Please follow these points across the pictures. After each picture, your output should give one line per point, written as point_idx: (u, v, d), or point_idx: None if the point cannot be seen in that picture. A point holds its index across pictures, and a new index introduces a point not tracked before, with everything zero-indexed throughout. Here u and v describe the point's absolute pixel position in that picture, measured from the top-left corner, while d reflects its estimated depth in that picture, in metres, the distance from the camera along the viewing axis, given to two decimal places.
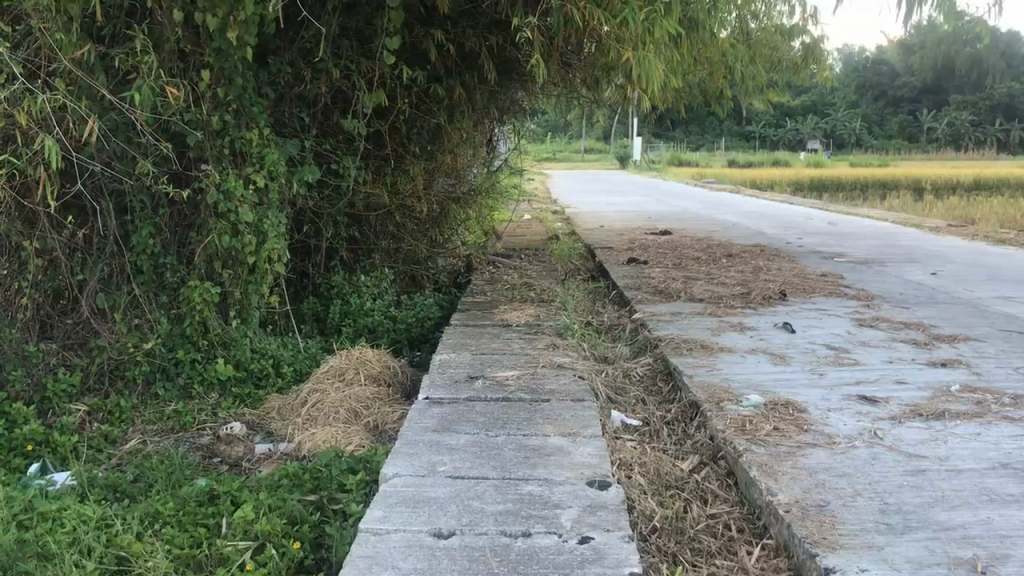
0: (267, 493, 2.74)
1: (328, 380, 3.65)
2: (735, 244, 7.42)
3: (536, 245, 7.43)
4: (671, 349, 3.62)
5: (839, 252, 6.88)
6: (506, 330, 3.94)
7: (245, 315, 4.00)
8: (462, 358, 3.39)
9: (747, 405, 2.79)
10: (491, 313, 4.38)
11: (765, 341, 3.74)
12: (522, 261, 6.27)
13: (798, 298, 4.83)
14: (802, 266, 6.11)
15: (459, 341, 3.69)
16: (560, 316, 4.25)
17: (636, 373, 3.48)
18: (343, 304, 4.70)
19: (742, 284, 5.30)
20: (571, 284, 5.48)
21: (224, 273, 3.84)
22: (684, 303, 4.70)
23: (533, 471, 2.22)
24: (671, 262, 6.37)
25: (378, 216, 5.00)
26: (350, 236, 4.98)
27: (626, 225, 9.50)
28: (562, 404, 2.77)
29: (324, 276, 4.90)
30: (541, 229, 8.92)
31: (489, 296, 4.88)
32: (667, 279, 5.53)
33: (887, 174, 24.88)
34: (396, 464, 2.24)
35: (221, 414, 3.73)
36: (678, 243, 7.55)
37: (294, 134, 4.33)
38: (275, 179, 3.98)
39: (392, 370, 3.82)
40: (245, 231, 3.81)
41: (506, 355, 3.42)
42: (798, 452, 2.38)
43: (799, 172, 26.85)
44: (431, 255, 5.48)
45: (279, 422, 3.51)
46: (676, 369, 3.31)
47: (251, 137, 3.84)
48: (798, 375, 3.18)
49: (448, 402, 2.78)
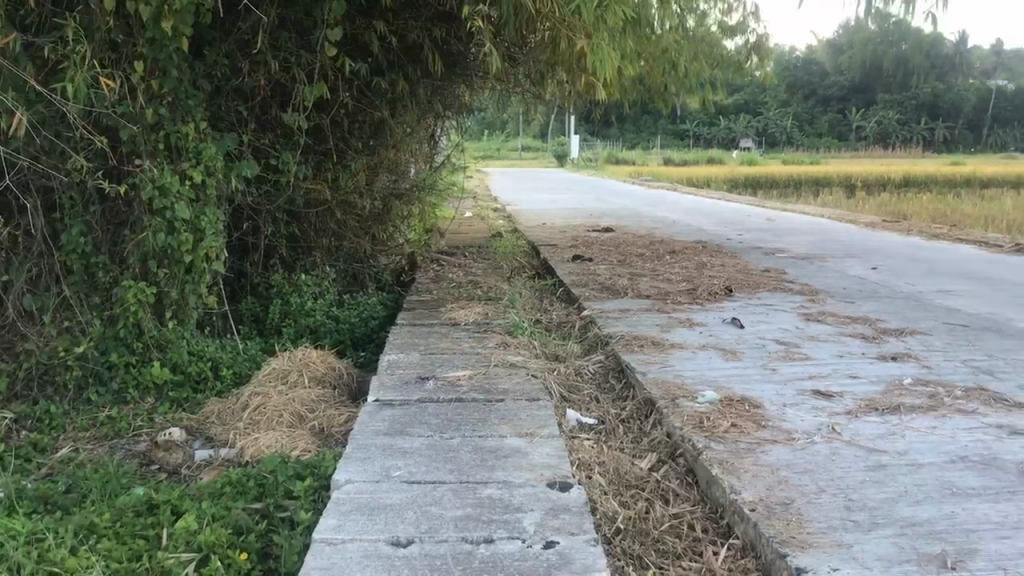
0: (210, 502, 2.62)
1: (270, 383, 3.52)
2: (677, 241, 7.45)
3: (479, 243, 7.35)
4: (623, 346, 3.58)
5: (779, 248, 6.94)
6: (454, 329, 3.85)
7: (182, 317, 3.85)
8: (411, 358, 3.30)
9: (704, 401, 2.75)
10: (438, 312, 4.29)
11: (716, 336, 3.72)
12: (466, 259, 6.18)
13: (744, 293, 4.84)
14: (745, 261, 6.14)
15: (407, 341, 3.61)
16: (509, 314, 4.18)
17: (589, 371, 3.43)
18: (283, 304, 4.58)
19: (688, 280, 5.29)
20: (517, 282, 5.42)
21: (160, 273, 3.69)
22: (632, 299, 4.67)
23: (492, 474, 2.15)
24: (615, 259, 6.35)
25: (320, 214, 4.88)
26: (290, 234, 4.85)
27: (567, 223, 9.49)
28: (517, 404, 2.71)
29: (263, 275, 4.77)
30: (483, 227, 8.84)
31: (434, 294, 4.79)
32: (613, 275, 5.50)
33: (819, 171, 25.37)
34: (348, 470, 2.14)
35: (159, 419, 3.57)
36: (621, 240, 7.54)
37: (232, 128, 4.18)
38: (213, 175, 3.83)
39: (337, 371, 3.70)
40: (182, 228, 3.67)
41: (456, 354, 3.34)
42: (758, 449, 2.35)
43: (733, 170, 27.24)
44: (374, 253, 5.37)
45: (220, 427, 3.39)
46: (629, 366, 3.27)
47: (187, 131, 3.69)
48: (751, 371, 3.16)
49: (400, 404, 2.69)
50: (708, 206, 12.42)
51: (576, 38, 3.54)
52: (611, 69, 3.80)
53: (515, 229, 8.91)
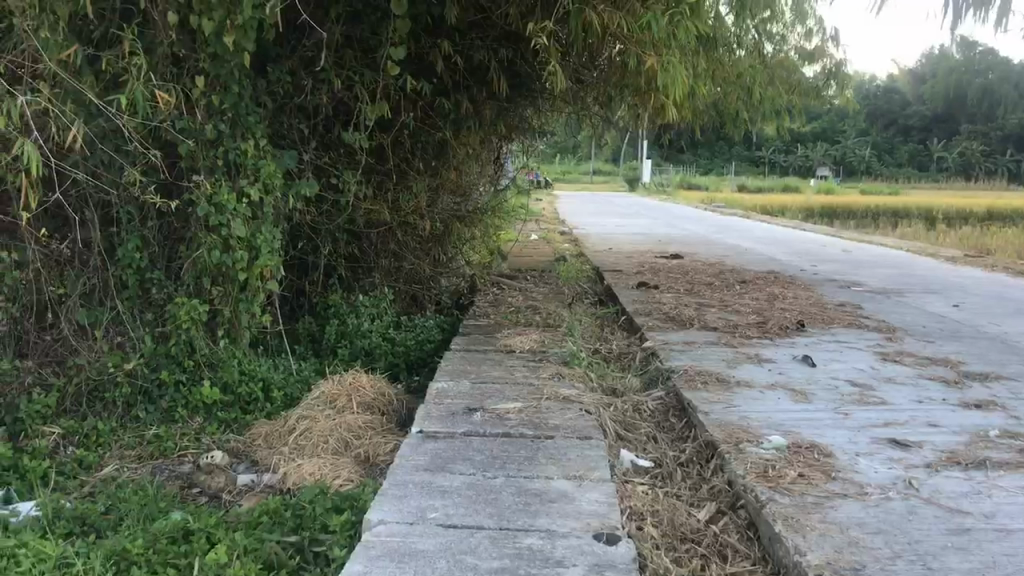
0: (244, 533, 2.52)
1: (318, 407, 3.42)
2: (748, 271, 7.20)
3: (543, 267, 7.22)
4: (685, 382, 3.40)
5: (856, 281, 6.65)
6: (508, 357, 3.71)
7: (235, 336, 3.79)
8: (462, 387, 3.18)
9: (769, 447, 2.57)
10: (494, 338, 4.16)
11: (785, 375, 3.51)
12: (529, 284, 6.06)
13: (817, 329, 4.61)
14: (819, 294, 5.89)
15: (459, 368, 3.48)
16: (567, 343, 4.03)
17: (647, 408, 3.26)
18: (339, 325, 4.50)
19: (757, 313, 5.06)
20: (579, 309, 5.26)
21: (214, 290, 3.63)
22: (697, 331, 4.48)
23: (534, 521, 2.00)
24: (682, 288, 6.14)
25: (379, 234, 4.81)
26: (350, 254, 4.79)
27: (635, 249, 9.29)
28: (568, 442, 2.56)
29: (321, 294, 4.71)
30: (548, 251, 8.70)
31: (491, 319, 4.66)
32: (679, 305, 5.31)
33: (898, 202, 24.65)
34: (382, 509, 2.02)
35: (205, 440, 3.50)
36: (689, 268, 7.33)
37: (293, 145, 4.13)
38: (270, 192, 3.78)
39: (386, 397, 3.58)
40: (237, 246, 3.61)
41: (508, 385, 3.20)
42: (827, 504, 2.15)
43: (809, 198, 26.67)
44: (435, 275, 5.27)
45: (265, 450, 3.31)
46: (690, 405, 3.10)
47: (246, 148, 3.64)
48: (821, 414, 2.96)
49: (444, 437, 2.56)
50: (782, 235, 12.08)
51: (645, 58, 3.38)
52: (684, 87, 3.65)
53: (581, 253, 8.75)
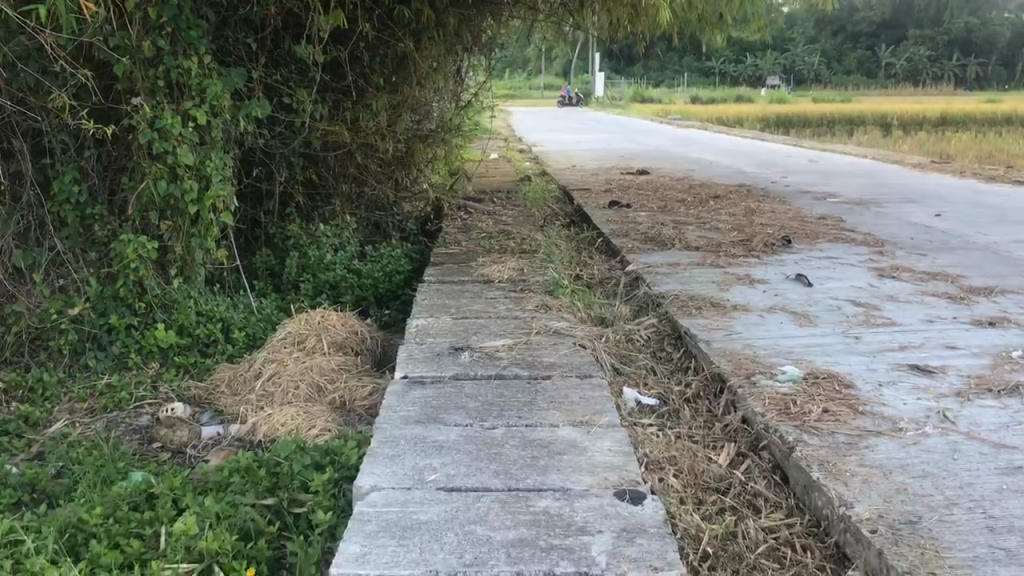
0: (214, 496, 2.27)
1: (284, 351, 3.13)
2: (719, 185, 6.98)
3: (507, 187, 6.94)
4: (679, 308, 3.19)
5: (830, 193, 6.47)
6: (487, 289, 3.46)
7: (188, 274, 3.46)
8: (442, 324, 2.93)
9: (785, 380, 2.37)
10: (468, 267, 3.91)
11: (781, 296, 3.32)
12: (496, 206, 5.78)
13: (803, 245, 4.42)
14: (796, 208, 5.69)
15: (436, 303, 3.23)
16: (547, 271, 3.79)
17: (640, 336, 3.05)
18: (301, 257, 4.22)
19: (738, 229, 4.85)
20: (551, 232, 5.01)
21: (163, 225, 3.31)
22: (680, 252, 4.27)
23: (546, 478, 1.78)
24: (656, 205, 5.91)
25: (338, 157, 4.49)
26: (307, 180, 4.47)
27: (600, 166, 9.01)
28: (568, 383, 2.33)
29: (278, 225, 4.39)
30: (511, 170, 8.40)
31: (462, 248, 4.38)
32: (656, 224, 5.08)
33: (852, 109, 24.53)
34: (373, 473, 1.78)
35: (163, 390, 3.22)
36: (659, 184, 7.09)
37: (240, 62, 3.77)
38: (219, 114, 3.43)
39: (358, 337, 3.27)
40: (186, 175, 3.28)
41: (492, 319, 2.97)
42: (861, 444, 1.96)
43: (763, 108, 26.44)
44: (398, 200, 4.98)
45: (230, 398, 3.06)
46: (688, 333, 2.90)
47: (190, 67, 3.28)
48: (830, 339, 2.77)
49: (431, 382, 2.33)
50: (744, 146, 11.88)
51: None
52: None
53: (544, 172, 8.45)
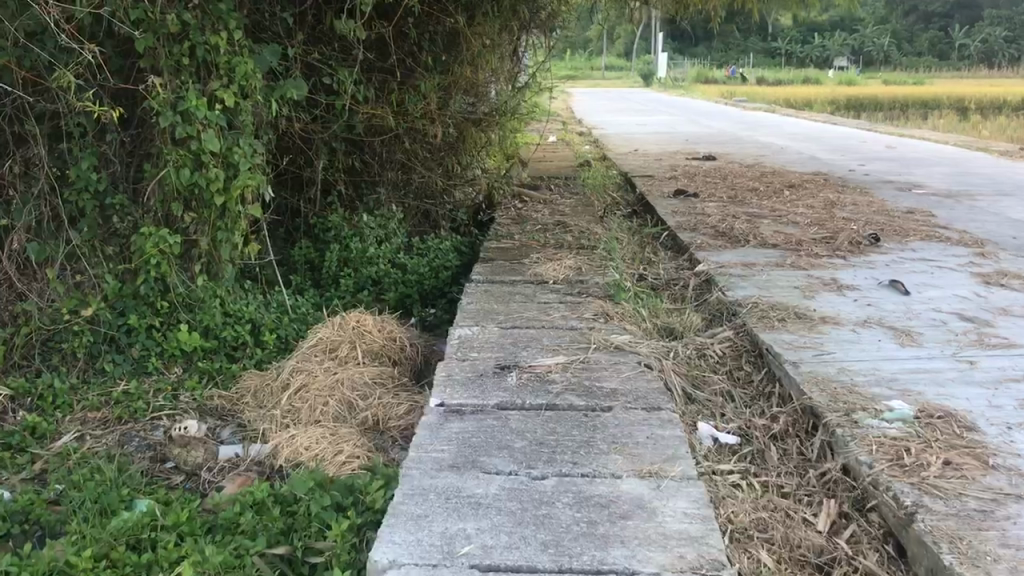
0: (220, 541, 1.97)
1: (315, 361, 2.81)
2: (792, 173, 6.52)
3: (565, 173, 6.57)
4: (758, 319, 2.81)
5: (914, 184, 5.98)
6: (540, 293, 3.11)
7: (215, 270, 3.16)
8: (488, 336, 2.59)
9: (894, 420, 1.98)
10: (521, 265, 3.56)
11: (875, 307, 2.91)
12: (553, 194, 5.42)
13: (894, 244, 3.98)
14: (880, 200, 5.22)
15: (483, 308, 2.89)
16: (608, 272, 3.42)
17: (714, 352, 2.69)
18: (342, 250, 3.93)
19: (818, 224, 4.43)
20: (612, 225, 4.63)
21: (186, 217, 3.01)
22: (754, 251, 3.87)
23: (608, 555, 1.42)
24: (725, 195, 5.48)
25: (383, 141, 4.16)
26: (350, 166, 4.16)
27: (663, 150, 8.58)
28: (632, 417, 1.98)
29: (319, 214, 4.10)
30: (569, 154, 8.02)
31: (516, 243, 4.03)
32: (727, 217, 4.67)
33: (925, 92, 23.53)
34: (393, 541, 1.45)
35: (183, 400, 2.92)
36: (726, 172, 6.65)
37: (277, 40, 3.44)
38: (251, 96, 3.11)
39: (396, 344, 2.92)
40: (211, 163, 2.98)
41: (545, 331, 2.62)
42: (1000, 514, 1.57)
43: (831, 90, 25.55)
44: (448, 188, 4.65)
45: (255, 411, 2.76)
46: (771, 352, 2.52)
47: (217, 43, 2.96)
48: (941, 364, 2.36)
49: (472, 412, 1.99)
50: (815, 130, 11.31)
51: None
52: None
53: (604, 157, 8.06)
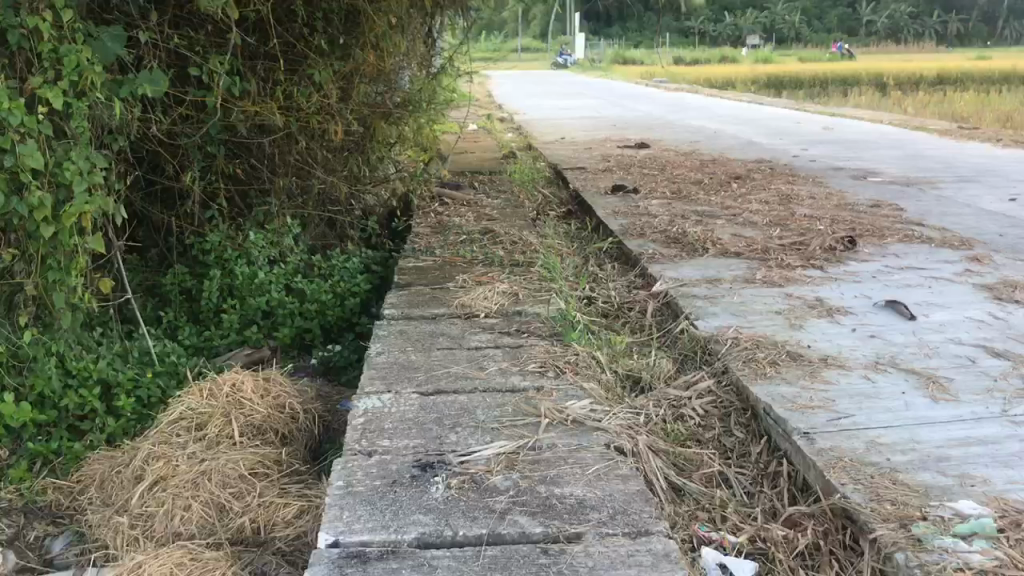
0: None
1: (175, 446, 2.13)
2: (734, 161, 6.02)
3: (490, 167, 5.95)
4: (744, 364, 2.24)
5: (867, 170, 5.52)
6: (469, 334, 2.49)
7: (47, 320, 2.43)
8: (403, 406, 1.96)
9: (972, 534, 1.42)
10: (443, 292, 2.93)
11: (882, 341, 2.37)
12: (477, 194, 4.80)
13: (872, 247, 3.46)
14: (838, 192, 4.73)
15: (397, 361, 2.26)
16: (550, 299, 2.81)
17: (694, 413, 2.10)
18: (225, 277, 3.26)
19: (781, 224, 3.90)
20: (546, 231, 4.03)
21: (5, 254, 2.26)
22: (716, 262, 3.30)
23: None
24: (667, 190, 4.93)
25: (272, 142, 3.47)
26: (232, 173, 3.46)
27: (591, 138, 8.01)
28: (612, 551, 1.37)
29: (196, 233, 3.40)
30: (492, 145, 7.40)
31: (436, 260, 3.39)
32: (676, 218, 4.12)
33: (842, 68, 23.51)
34: None
35: (5, 496, 2.24)
36: (665, 161, 6.12)
37: (127, 22, 2.73)
38: (87, 93, 2.40)
39: (283, 414, 2.26)
40: (36, 183, 2.24)
41: (478, 398, 1.99)
42: None
43: (749, 69, 25.40)
44: (354, 193, 3.99)
45: (99, 512, 2.08)
46: (773, 417, 1.95)
47: (38, 26, 2.22)
48: (995, 429, 1.82)
49: (377, 556, 1.37)
50: (741, 112, 10.92)
51: None
52: None
53: (530, 147, 7.46)
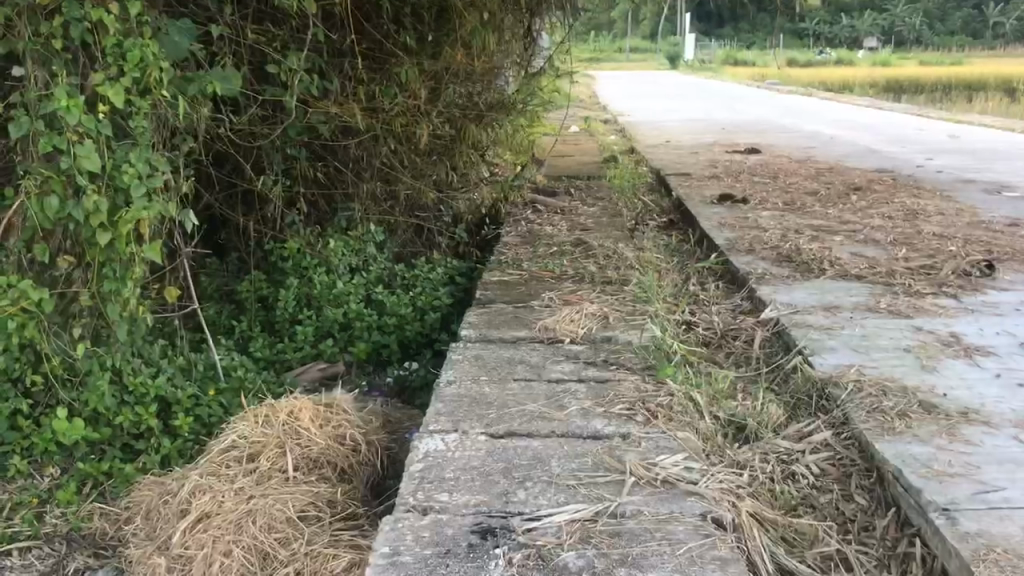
0: None
1: (224, 479, 1.95)
2: (853, 171, 5.60)
3: (590, 172, 5.69)
4: (868, 415, 1.93)
5: (1003, 183, 5.04)
6: (552, 363, 2.24)
7: (104, 334, 2.29)
8: (469, 450, 1.73)
9: None
10: (528, 312, 2.69)
11: None
12: (574, 201, 4.54)
13: (1014, 274, 3.07)
14: (972, 207, 4.30)
15: (469, 394, 2.03)
16: (645, 324, 2.54)
17: (807, 473, 1.81)
18: (301, 286, 3.10)
19: (907, 244, 3.53)
20: (645, 243, 3.75)
21: (60, 262, 2.15)
22: (832, 287, 2.97)
23: None
24: (779, 201, 4.58)
25: (356, 145, 3.30)
26: (313, 177, 3.30)
27: (698, 142, 7.67)
28: None
29: (275, 239, 3.25)
30: (594, 148, 7.14)
31: (523, 274, 3.15)
32: (788, 233, 3.78)
33: (969, 71, 22.31)
34: None
35: (51, 522, 2.12)
36: (776, 169, 5.75)
37: (201, 18, 2.59)
38: (153, 93, 2.22)
39: (343, 446, 2.06)
40: (92, 187, 2.08)
41: (555, 445, 1.75)
42: None
43: (868, 71, 24.38)
44: (442, 199, 3.78)
45: (141, 547, 1.92)
46: (903, 486, 1.64)
47: (102, 18, 2.05)
48: None
49: None
50: (859, 117, 10.35)
51: None
52: None
53: (633, 150, 7.16)
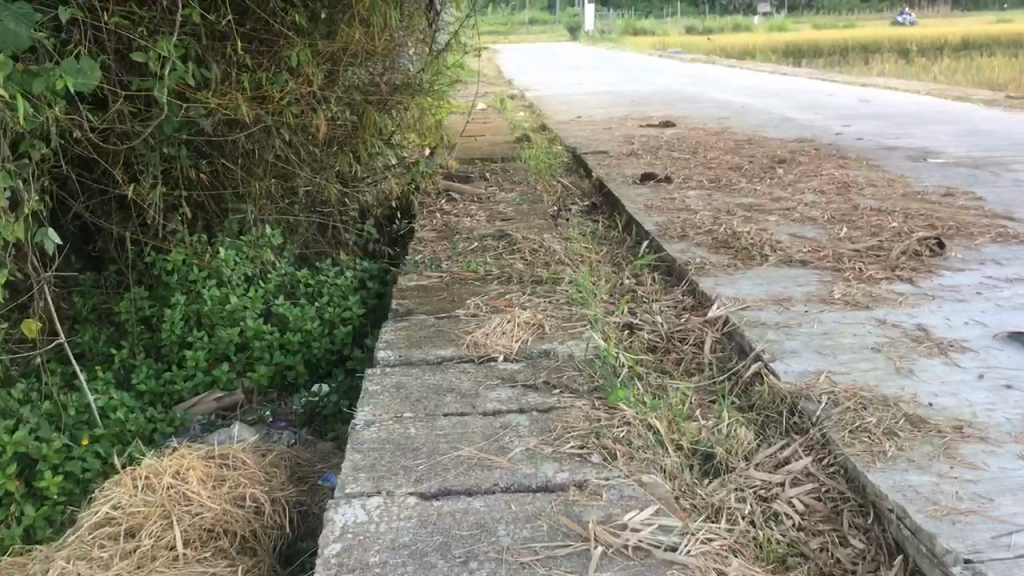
0: None
1: (97, 565, 1.59)
2: (773, 142, 5.43)
3: (504, 152, 5.38)
4: (852, 436, 1.69)
5: (925, 150, 4.93)
6: (486, 389, 1.93)
7: None
8: (396, 517, 1.42)
9: None
10: (452, 323, 2.38)
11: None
12: (490, 186, 4.24)
13: (964, 251, 2.89)
14: (902, 177, 4.15)
15: (390, 438, 1.71)
16: (584, 331, 2.26)
17: (792, 513, 1.55)
18: (190, 303, 2.72)
19: (846, 221, 3.33)
20: (571, 231, 3.48)
21: None
22: (779, 275, 2.74)
23: None
24: (704, 178, 4.36)
25: (245, 140, 2.91)
26: (197, 177, 2.91)
27: (610, 115, 7.44)
28: None
29: (156, 250, 2.86)
30: (504, 125, 6.83)
31: (443, 276, 2.84)
32: (720, 213, 3.55)
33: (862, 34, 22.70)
34: None
35: None
36: (695, 142, 5.54)
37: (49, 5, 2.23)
38: None
39: (243, 510, 1.72)
40: None
41: (500, 505, 1.45)
42: None
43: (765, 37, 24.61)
44: (347, 193, 3.43)
45: None
46: (912, 531, 1.39)
47: None
48: None
49: None
50: (766, 83, 10.28)
51: None
52: None
53: (544, 127, 6.88)
